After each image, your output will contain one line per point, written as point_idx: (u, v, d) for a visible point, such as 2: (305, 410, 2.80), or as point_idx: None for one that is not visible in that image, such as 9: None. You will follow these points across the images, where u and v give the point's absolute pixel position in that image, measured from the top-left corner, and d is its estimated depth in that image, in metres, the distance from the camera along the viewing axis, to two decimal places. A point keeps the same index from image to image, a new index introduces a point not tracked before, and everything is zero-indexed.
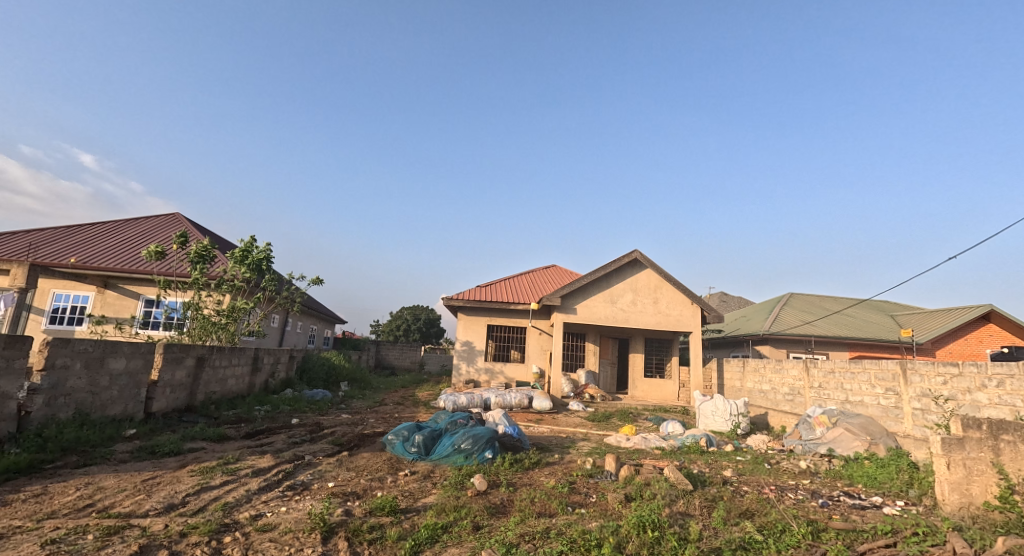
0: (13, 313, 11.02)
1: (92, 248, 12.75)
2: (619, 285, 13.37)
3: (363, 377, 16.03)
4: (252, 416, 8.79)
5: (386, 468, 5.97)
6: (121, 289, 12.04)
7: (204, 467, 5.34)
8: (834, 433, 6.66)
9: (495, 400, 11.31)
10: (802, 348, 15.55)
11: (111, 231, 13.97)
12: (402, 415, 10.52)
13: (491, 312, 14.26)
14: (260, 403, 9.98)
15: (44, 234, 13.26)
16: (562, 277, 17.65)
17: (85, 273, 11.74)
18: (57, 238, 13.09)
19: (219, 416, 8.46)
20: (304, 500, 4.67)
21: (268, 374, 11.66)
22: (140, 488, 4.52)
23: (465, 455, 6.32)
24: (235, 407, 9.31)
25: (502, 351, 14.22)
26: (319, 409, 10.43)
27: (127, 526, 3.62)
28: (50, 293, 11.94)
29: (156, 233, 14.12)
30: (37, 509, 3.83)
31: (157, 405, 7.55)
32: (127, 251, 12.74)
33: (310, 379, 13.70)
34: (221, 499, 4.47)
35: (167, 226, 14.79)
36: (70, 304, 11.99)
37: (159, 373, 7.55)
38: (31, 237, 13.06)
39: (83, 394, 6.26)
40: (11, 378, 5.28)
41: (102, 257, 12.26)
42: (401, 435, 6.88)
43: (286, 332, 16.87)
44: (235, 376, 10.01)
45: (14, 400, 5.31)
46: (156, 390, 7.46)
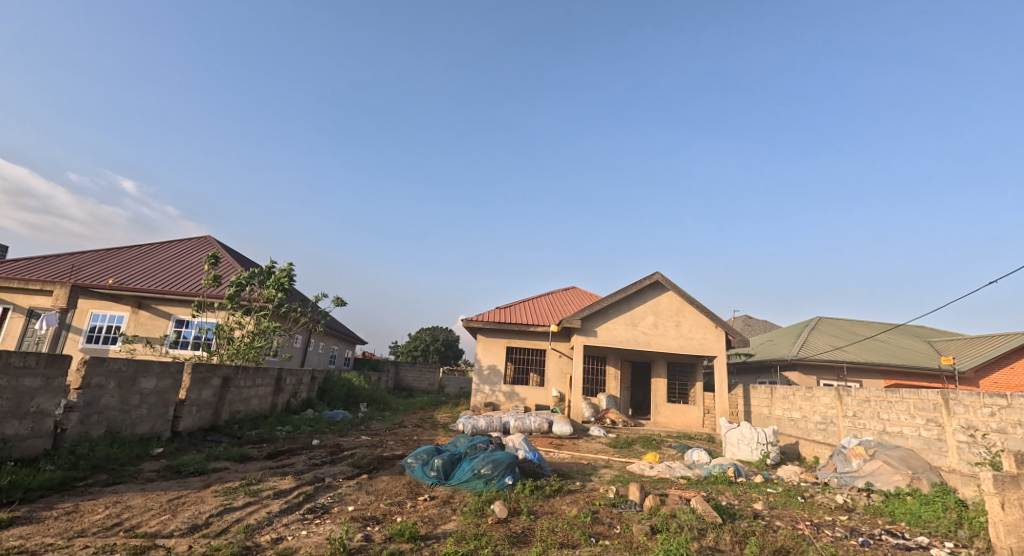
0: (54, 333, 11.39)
1: (129, 270, 13.25)
2: (640, 308, 13.20)
3: (382, 398, 16.04)
4: (273, 436, 8.85)
5: (406, 492, 5.91)
6: (154, 309, 12.40)
7: (227, 488, 5.37)
8: (871, 466, 6.37)
9: (515, 425, 11.15)
10: (833, 375, 15.03)
11: (147, 254, 14.50)
12: (421, 438, 10.44)
13: (510, 334, 14.20)
14: (282, 424, 10.06)
15: (86, 256, 13.84)
16: (582, 299, 17.52)
17: (121, 294, 12.15)
18: (97, 261, 13.64)
19: (242, 435, 8.54)
20: (324, 524, 4.65)
21: (290, 394, 11.79)
22: (165, 507, 4.56)
23: (485, 480, 6.22)
24: (257, 426, 9.39)
25: (521, 374, 14.08)
26: (339, 430, 10.46)
27: (153, 546, 3.64)
28: (87, 313, 12.27)
29: (188, 256, 14.59)
30: (68, 527, 3.89)
31: (184, 423, 7.68)
32: (161, 273, 13.17)
33: (330, 399, 13.77)
34: (243, 521, 4.47)
35: (199, 248, 15.27)
36: (107, 323, 12.35)
37: (187, 392, 7.68)
38: (73, 260, 13.64)
39: (115, 412, 6.40)
40: (49, 395, 5.44)
41: (137, 279, 12.71)
42: (420, 458, 6.81)
43: (308, 352, 17.07)
44: (258, 396, 10.14)
45: (51, 417, 5.45)
46: (183, 409, 7.59)
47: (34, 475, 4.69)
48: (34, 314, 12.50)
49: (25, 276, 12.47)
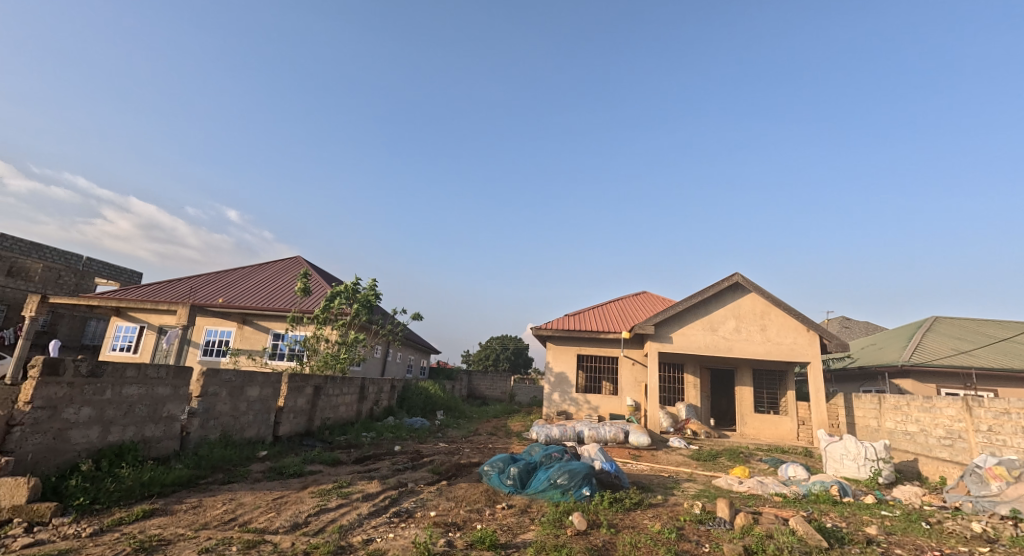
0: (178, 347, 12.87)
1: (235, 290, 14.69)
2: (720, 312, 12.52)
3: (457, 406, 16.42)
4: (359, 442, 9.37)
5: (484, 500, 6.00)
6: (256, 324, 13.63)
7: (322, 489, 5.75)
8: (1017, 491, 5.50)
9: (589, 434, 10.97)
10: (959, 383, 13.30)
11: (250, 274, 16.01)
12: (496, 446, 10.57)
13: (581, 342, 14.03)
14: (367, 430, 10.63)
15: (201, 279, 15.58)
16: (655, 304, 16.94)
17: (229, 311, 13.49)
18: (210, 282, 15.30)
19: (333, 440, 9.12)
20: (409, 528, 4.83)
21: (373, 402, 12.43)
22: (271, 505, 4.97)
23: (561, 491, 6.16)
24: (345, 432, 9.99)
25: (593, 383, 13.82)
26: (419, 437, 10.85)
27: (262, 541, 3.98)
28: (204, 329, 13.73)
29: (283, 275, 15.92)
30: (194, 519, 4.35)
31: (284, 428, 8.34)
32: (261, 292, 14.47)
33: (409, 407, 14.33)
34: (336, 521, 4.76)
35: (292, 268, 16.61)
36: (218, 337, 13.75)
37: (284, 400, 8.35)
38: (191, 282, 15.40)
39: (228, 417, 7.09)
40: (176, 402, 6.16)
41: (242, 298, 14.02)
42: (496, 466, 6.89)
43: (386, 361, 17.92)
44: (345, 404, 10.79)
45: (177, 421, 6.14)
46: (282, 416, 8.25)
47: (168, 473, 5.34)
48: (163, 331, 14.20)
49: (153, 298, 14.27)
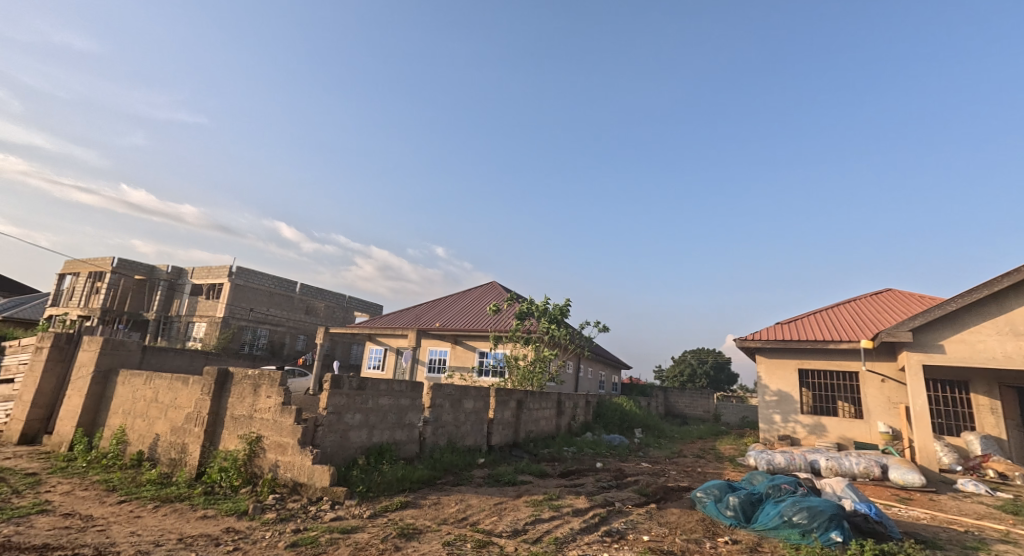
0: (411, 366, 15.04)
1: (449, 315, 16.72)
2: (1020, 309, 9.29)
3: (656, 425, 15.56)
4: (562, 456, 9.56)
5: (702, 531, 5.41)
6: (465, 343, 15.23)
7: (535, 499, 5.97)
8: None
9: (828, 465, 9.20)
10: None
11: (458, 300, 18.08)
12: (707, 470, 9.62)
13: (803, 354, 11.97)
14: (568, 444, 10.82)
15: (423, 307, 18.19)
16: (905, 304, 13.52)
17: (443, 334, 15.40)
18: (430, 310, 17.75)
19: (538, 453, 9.51)
20: (622, 549, 4.64)
21: (570, 417, 12.64)
22: (493, 510, 5.35)
23: (801, 532, 5.18)
24: (548, 446, 10.34)
25: (825, 404, 11.59)
26: (619, 454, 10.58)
27: (491, 542, 4.29)
28: (427, 349, 15.83)
29: (485, 299, 17.53)
30: (437, 515, 4.93)
31: (495, 439, 9.04)
32: (469, 315, 16.15)
33: (605, 423, 14.15)
34: (552, 533, 4.85)
35: (492, 292, 18.18)
36: (437, 356, 15.72)
37: (494, 413, 9.05)
38: (416, 311, 18.10)
39: (451, 427, 8.02)
40: (414, 411, 7.50)
41: (455, 322, 15.75)
42: (712, 494, 6.21)
43: (578, 378, 18.15)
44: (545, 418, 11.20)
45: (417, 427, 7.45)
46: (493, 427, 8.95)
47: (414, 471, 6.67)
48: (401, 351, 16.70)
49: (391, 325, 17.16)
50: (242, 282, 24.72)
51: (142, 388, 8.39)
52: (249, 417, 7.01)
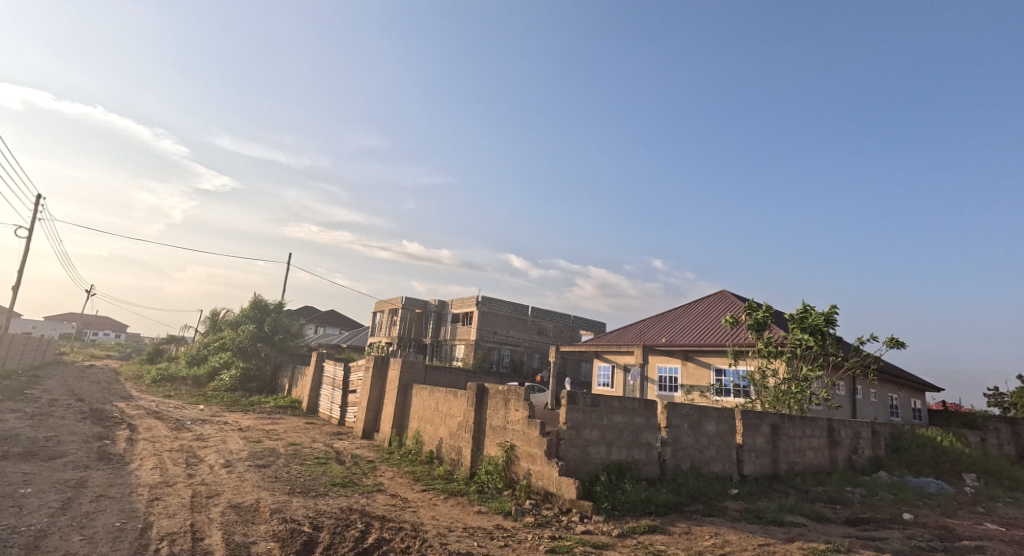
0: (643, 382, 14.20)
1: (677, 330, 15.69)
2: None
3: (999, 471, 11.78)
4: (848, 499, 7.99)
5: None
6: (698, 359, 14.16)
7: (813, 547, 5.19)
8: None
9: None
10: None
11: (686, 314, 16.81)
12: None
13: None
14: (854, 485, 9.02)
15: (649, 323, 17.49)
16: None
17: (673, 350, 14.78)
18: (656, 325, 16.96)
19: (810, 491, 8.19)
20: None
21: (851, 450, 10.50)
22: (758, 551, 4.95)
23: None
24: (824, 483, 8.82)
25: None
26: (940, 507, 8.23)
27: None
28: (656, 365, 14.94)
29: (717, 311, 15.93)
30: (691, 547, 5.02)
31: (748, 468, 8.26)
32: (700, 330, 14.91)
33: (910, 463, 11.27)
34: None
35: (723, 303, 16.44)
36: (668, 374, 14.68)
37: (742, 438, 8.27)
38: (641, 327, 17.47)
39: (693, 450, 7.73)
40: (651, 431, 7.45)
41: (682, 337, 14.34)
42: None
43: (857, 402, 14.97)
44: (814, 449, 9.58)
45: (655, 447, 7.38)
46: (744, 454, 8.19)
47: (658, 494, 6.73)
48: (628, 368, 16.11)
49: (618, 341, 16.87)
50: (487, 309, 28.48)
51: (428, 400, 10.50)
52: (503, 428, 8.03)
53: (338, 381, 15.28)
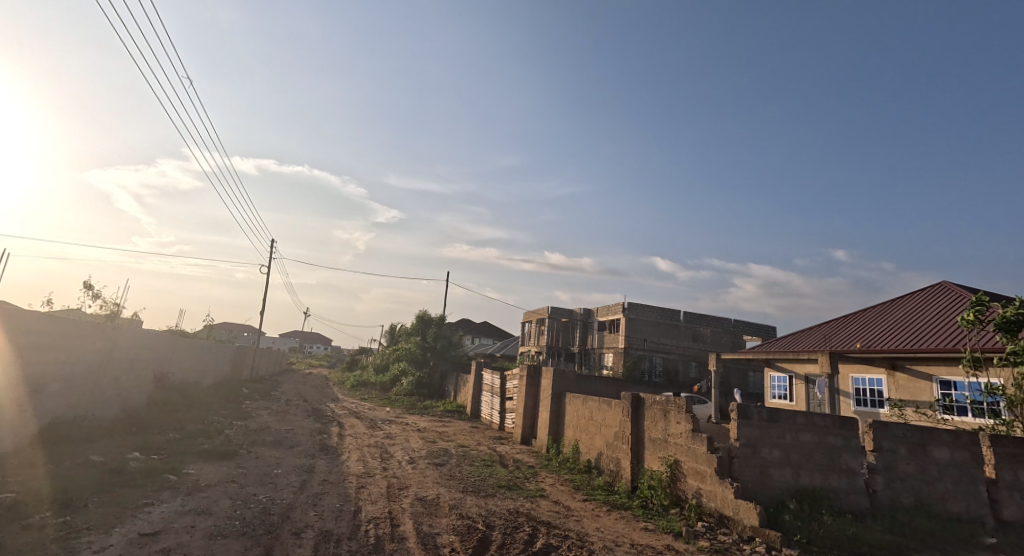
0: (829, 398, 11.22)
1: (875, 331, 11.77)
2: None
3: None
4: None
5: None
6: None
7: None
8: None
9: None
10: None
11: (886, 311, 12.76)
12: None
13: None
14: None
15: (832, 325, 13.64)
16: None
17: None
18: (843, 327, 13.12)
19: None
20: None
21: None
22: None
23: None
24: None
25: None
26: None
27: None
28: (849, 377, 11.66)
29: (935, 304, 11.68)
30: None
31: (1011, 511, 6.37)
32: (911, 329, 10.90)
33: None
34: None
35: (943, 294, 12.04)
36: (868, 387, 11.25)
37: (996, 471, 6.39)
38: (822, 329, 13.75)
39: (917, 481, 6.45)
40: (851, 454, 6.49)
41: (887, 338, 11.01)
42: None
43: None
44: None
45: (860, 475, 6.42)
46: (1000, 493, 6.36)
47: (870, 532, 5.76)
48: (810, 379, 13.15)
49: (791, 348, 13.52)
50: (634, 316, 27.55)
51: (582, 408, 10.52)
52: (664, 440, 7.64)
53: (496, 388, 16.22)
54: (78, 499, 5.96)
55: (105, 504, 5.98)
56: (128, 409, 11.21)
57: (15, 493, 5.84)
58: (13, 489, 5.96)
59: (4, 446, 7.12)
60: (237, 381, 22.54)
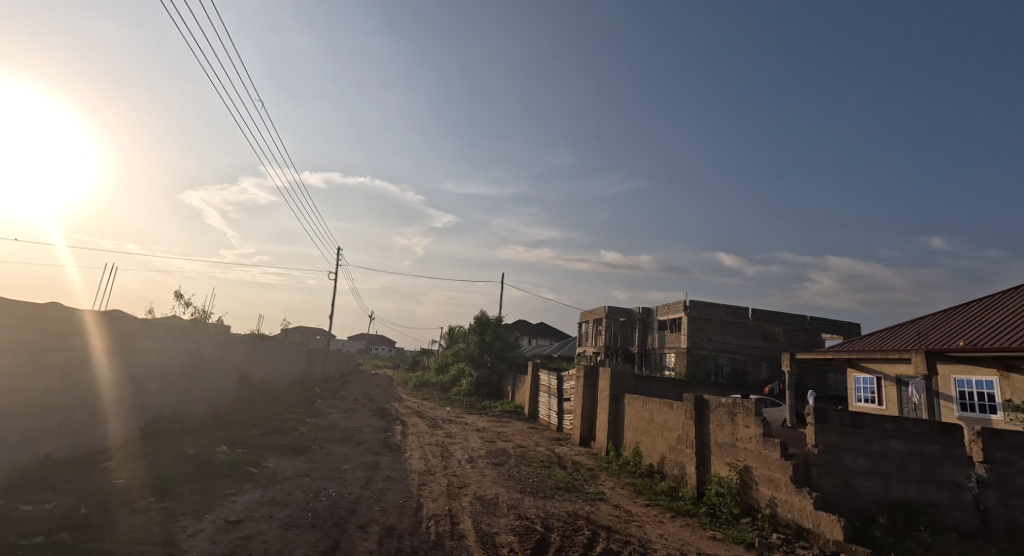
0: (927, 402, 10.13)
1: (982, 327, 10.45)
2: None
3: None
4: None
5: None
6: None
7: None
8: None
9: None
10: None
11: (996, 304, 11.31)
12: None
13: None
14: None
15: (929, 321, 12.30)
16: None
17: None
18: (942, 323, 11.78)
19: None
20: None
21: None
22: None
23: None
24: None
25: None
26: None
27: None
28: (951, 379, 10.47)
29: None
30: None
31: None
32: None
33: None
34: None
35: None
36: (976, 390, 10.03)
37: None
38: (917, 326, 12.43)
39: None
40: (955, 465, 5.76)
41: (996, 335, 9.73)
42: None
43: None
44: None
45: (967, 490, 5.69)
46: None
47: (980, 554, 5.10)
48: (903, 381, 11.96)
49: (880, 346, 12.31)
50: (698, 315, 26.38)
51: (642, 410, 10.14)
52: (733, 445, 7.17)
53: (553, 389, 16.04)
54: (174, 486, 6.46)
55: (196, 492, 6.44)
56: (215, 405, 12.11)
57: (122, 479, 6.42)
58: (120, 476, 6.55)
59: (113, 438, 7.88)
60: (310, 380, 23.88)
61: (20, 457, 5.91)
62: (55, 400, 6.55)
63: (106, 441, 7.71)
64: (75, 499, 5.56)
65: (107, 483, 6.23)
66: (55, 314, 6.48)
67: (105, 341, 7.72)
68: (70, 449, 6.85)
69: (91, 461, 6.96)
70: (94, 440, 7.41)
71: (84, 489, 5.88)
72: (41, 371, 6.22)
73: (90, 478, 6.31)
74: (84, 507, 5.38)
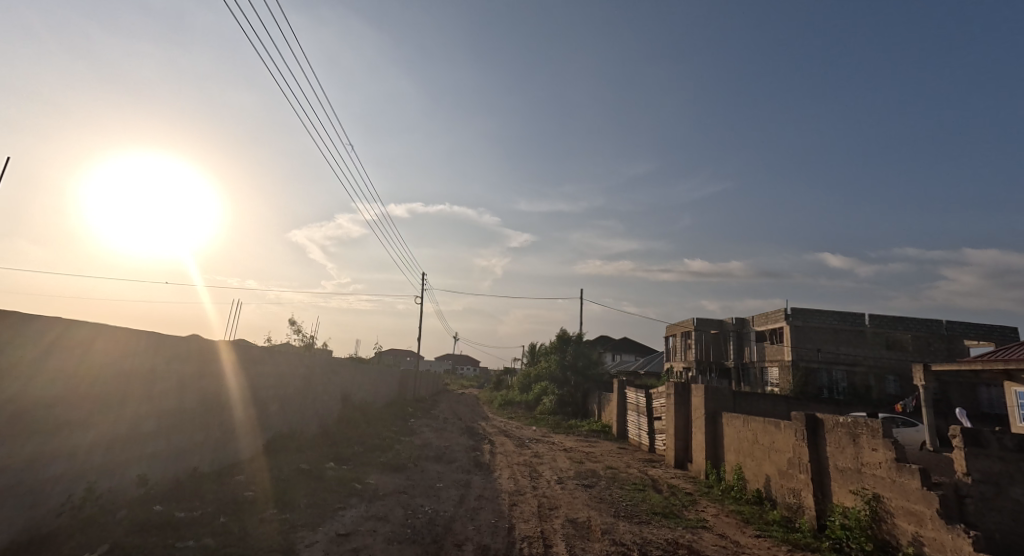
0: None
1: None
2: None
3: None
4: None
5: None
6: None
7: None
8: None
9: None
10: None
11: None
12: None
13: None
14: None
15: None
16: None
17: None
18: None
19: None
20: None
21: None
22: None
23: None
24: None
25: None
26: None
27: None
28: None
29: None
30: None
31: None
32: None
33: None
34: None
35: None
36: None
37: None
38: None
39: None
40: None
41: None
42: None
43: None
44: None
45: None
46: None
47: None
48: None
49: None
50: (803, 323, 23.99)
51: (744, 430, 9.25)
52: (858, 471, 6.25)
53: (642, 408, 15.25)
54: (293, 499, 6.89)
55: (312, 505, 6.80)
56: (323, 424, 12.89)
57: (251, 491, 6.94)
58: (250, 488, 7.09)
59: (243, 454, 8.61)
60: (404, 400, 24.84)
61: (175, 468, 6.62)
62: (199, 418, 7.29)
63: (238, 456, 8.44)
64: (216, 508, 6.09)
65: (240, 494, 6.78)
66: (201, 343, 7.27)
67: (237, 366, 8.54)
68: (212, 462, 7.58)
69: (227, 473, 7.64)
70: (229, 455, 8.15)
71: (223, 498, 6.43)
72: (189, 394, 6.99)
73: (227, 488, 6.91)
74: (224, 515, 5.87)
